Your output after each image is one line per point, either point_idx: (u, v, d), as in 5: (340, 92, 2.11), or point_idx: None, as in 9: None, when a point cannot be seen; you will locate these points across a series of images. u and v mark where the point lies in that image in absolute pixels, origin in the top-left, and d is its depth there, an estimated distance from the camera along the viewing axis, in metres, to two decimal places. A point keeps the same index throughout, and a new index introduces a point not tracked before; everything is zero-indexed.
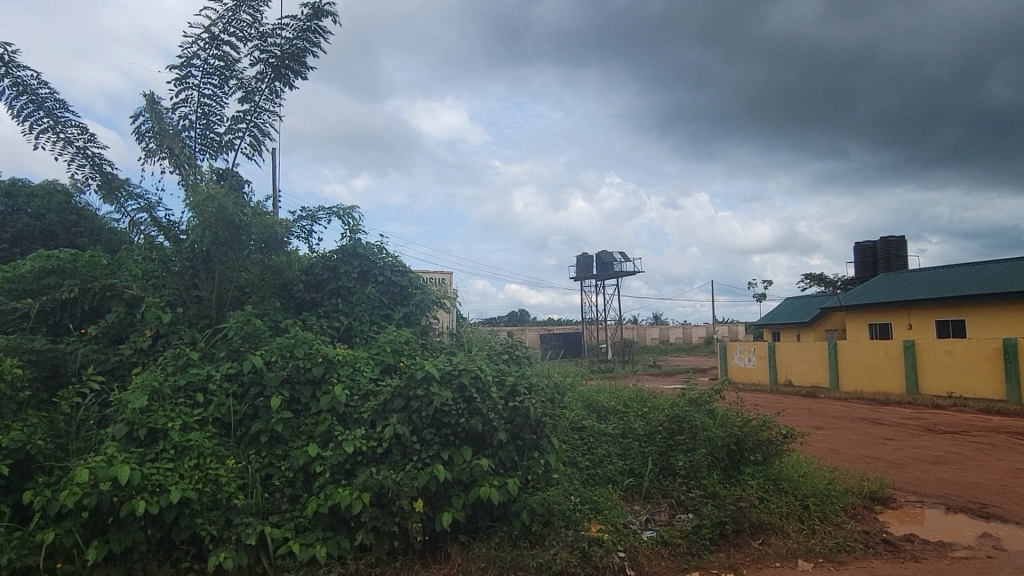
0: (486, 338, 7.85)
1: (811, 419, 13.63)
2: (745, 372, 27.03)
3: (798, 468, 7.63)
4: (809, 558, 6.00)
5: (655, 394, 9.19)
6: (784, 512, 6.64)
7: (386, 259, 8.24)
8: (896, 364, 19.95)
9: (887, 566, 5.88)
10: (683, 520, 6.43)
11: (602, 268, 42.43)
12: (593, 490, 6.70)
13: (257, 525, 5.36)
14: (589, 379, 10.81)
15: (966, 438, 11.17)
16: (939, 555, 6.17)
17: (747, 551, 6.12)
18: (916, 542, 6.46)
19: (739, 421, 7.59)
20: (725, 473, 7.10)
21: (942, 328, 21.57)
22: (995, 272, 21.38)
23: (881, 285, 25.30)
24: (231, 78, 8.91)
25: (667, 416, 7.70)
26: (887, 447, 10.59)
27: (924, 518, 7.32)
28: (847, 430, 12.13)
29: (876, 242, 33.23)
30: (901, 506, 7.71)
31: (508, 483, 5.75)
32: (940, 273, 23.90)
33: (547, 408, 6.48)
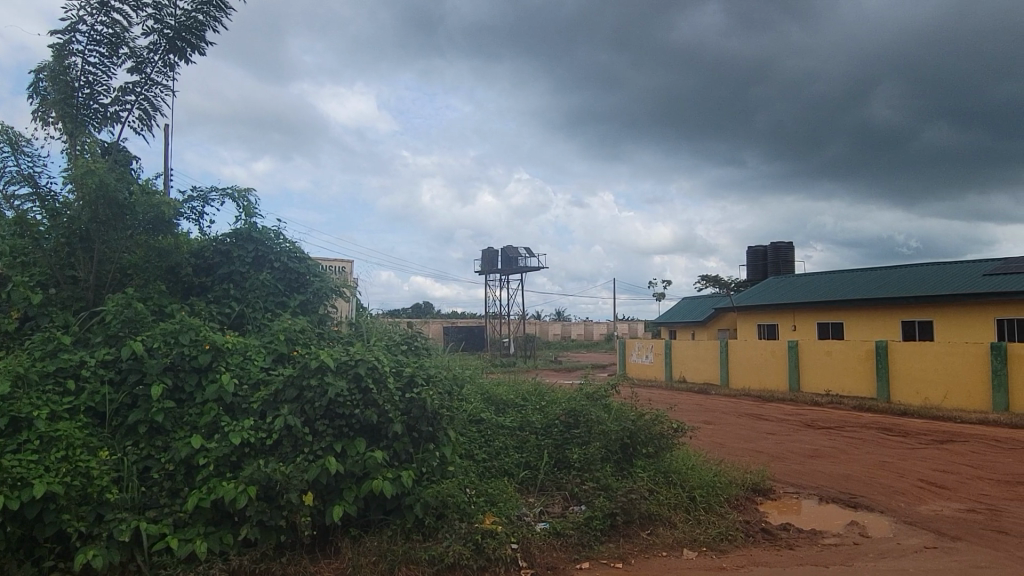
0: (385, 328, 7.71)
1: (701, 415, 14.21)
2: (642, 369, 27.84)
3: (686, 461, 7.90)
4: (694, 547, 6.25)
5: (552, 388, 9.31)
6: (672, 504, 6.86)
7: (283, 245, 7.93)
8: (780, 363, 21.07)
9: (764, 554, 6.19)
10: (575, 512, 6.54)
11: (506, 263, 42.76)
12: (488, 483, 6.70)
13: (131, 521, 5.05)
14: (488, 372, 10.82)
15: (840, 433, 11.92)
16: (811, 542, 6.55)
17: (635, 541, 6.29)
18: (792, 530, 6.82)
19: (632, 415, 7.79)
20: (618, 466, 7.25)
21: (823, 330, 22.96)
22: (872, 279, 22.95)
23: (770, 289, 26.67)
24: (121, 46, 8.35)
25: (564, 410, 7.81)
26: (769, 441, 11.16)
27: (799, 508, 7.76)
28: (733, 425, 12.69)
29: (766, 247, 35.02)
30: (779, 497, 8.14)
31: (402, 476, 5.67)
32: (823, 278, 25.43)
33: (445, 399, 6.42)
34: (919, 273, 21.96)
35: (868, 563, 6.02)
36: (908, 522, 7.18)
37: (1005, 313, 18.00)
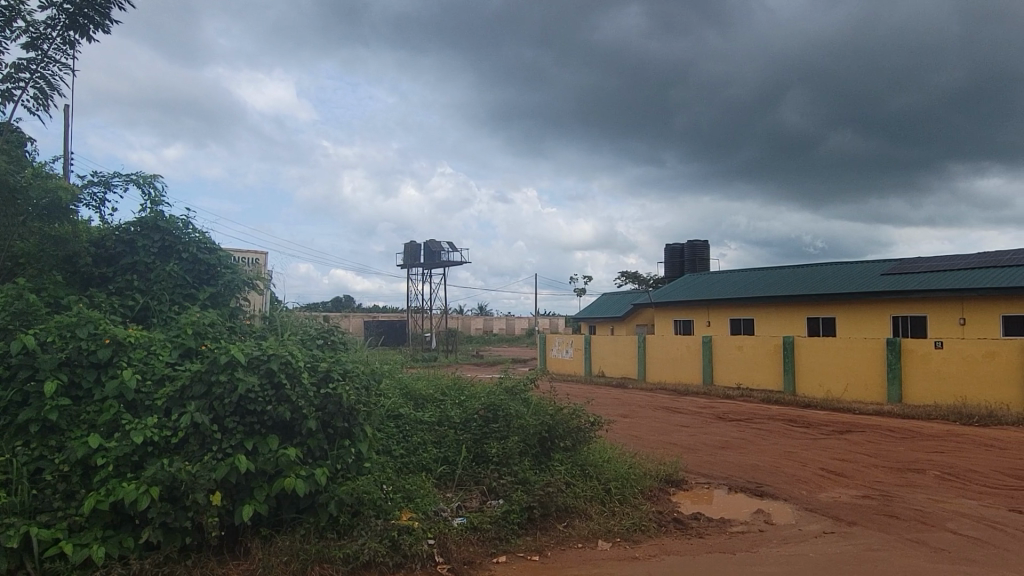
0: (301, 322, 7.50)
1: (618, 408, 14.50)
2: (563, 364, 28.21)
3: (603, 454, 8.05)
4: (608, 538, 6.38)
5: (472, 383, 9.30)
6: (588, 496, 6.98)
7: (193, 235, 7.59)
8: (694, 358, 21.74)
9: (675, 543, 6.38)
10: (493, 506, 6.56)
11: (429, 257, 42.48)
12: (406, 479, 6.63)
13: (20, 527, 4.75)
14: (408, 367, 10.72)
15: (748, 425, 12.41)
16: (720, 530, 6.79)
17: (551, 534, 6.37)
18: (702, 519, 7.05)
19: (550, 409, 7.87)
20: (536, 460, 7.31)
21: (735, 326, 23.84)
22: (781, 277, 23.97)
23: (686, 285, 27.48)
24: (15, 20, 7.80)
25: (483, 404, 7.82)
26: (682, 433, 11.49)
27: (710, 498, 8.02)
28: (649, 418, 13.02)
29: (683, 245, 36.10)
30: (691, 487, 8.40)
31: (317, 474, 5.53)
32: (736, 276, 26.39)
33: (361, 395, 6.29)
34: (824, 271, 23.10)
35: (771, 548, 6.29)
36: (809, 509, 7.54)
37: (900, 310, 19.17)
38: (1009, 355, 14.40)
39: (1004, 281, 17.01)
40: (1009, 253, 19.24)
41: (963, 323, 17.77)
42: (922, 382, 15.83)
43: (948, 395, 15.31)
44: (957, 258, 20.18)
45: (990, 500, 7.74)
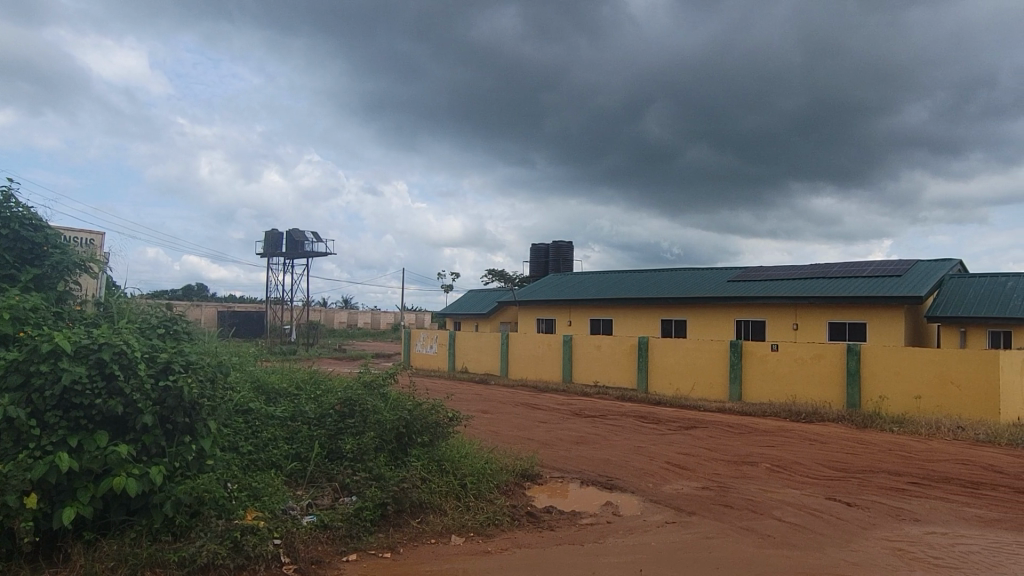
0: (142, 309, 6.97)
1: (479, 404, 14.62)
2: (427, 359, 28.10)
3: (460, 449, 8.07)
4: (462, 532, 6.40)
5: (329, 377, 9.04)
6: (443, 492, 6.97)
7: (16, 210, 6.86)
8: (555, 356, 22.33)
9: (527, 536, 6.50)
10: (345, 503, 6.40)
11: (291, 246, 40.95)
12: (253, 477, 6.32)
13: None
14: (261, 359, 10.25)
15: (603, 421, 12.89)
16: (570, 523, 6.99)
17: (405, 531, 6.30)
18: (554, 513, 7.23)
19: (409, 404, 7.79)
20: (391, 456, 7.20)
21: (595, 326, 24.71)
22: (639, 280, 25.12)
23: (549, 285, 28.18)
24: None
25: (339, 399, 7.61)
26: (540, 428, 11.76)
27: (563, 491, 8.25)
28: (508, 414, 13.22)
29: (549, 245, 37.02)
30: (545, 482, 8.60)
31: (151, 472, 5.15)
32: (597, 278, 27.36)
33: (206, 388, 5.92)
34: (677, 276, 24.47)
35: (617, 539, 6.55)
36: (653, 501, 7.94)
37: (743, 315, 20.64)
38: (833, 358, 15.87)
39: (831, 291, 18.75)
40: (837, 266, 21.25)
41: (796, 328, 19.41)
42: (759, 382, 17.12)
43: (781, 394, 16.66)
44: (793, 269, 22.02)
45: (811, 490, 8.48)
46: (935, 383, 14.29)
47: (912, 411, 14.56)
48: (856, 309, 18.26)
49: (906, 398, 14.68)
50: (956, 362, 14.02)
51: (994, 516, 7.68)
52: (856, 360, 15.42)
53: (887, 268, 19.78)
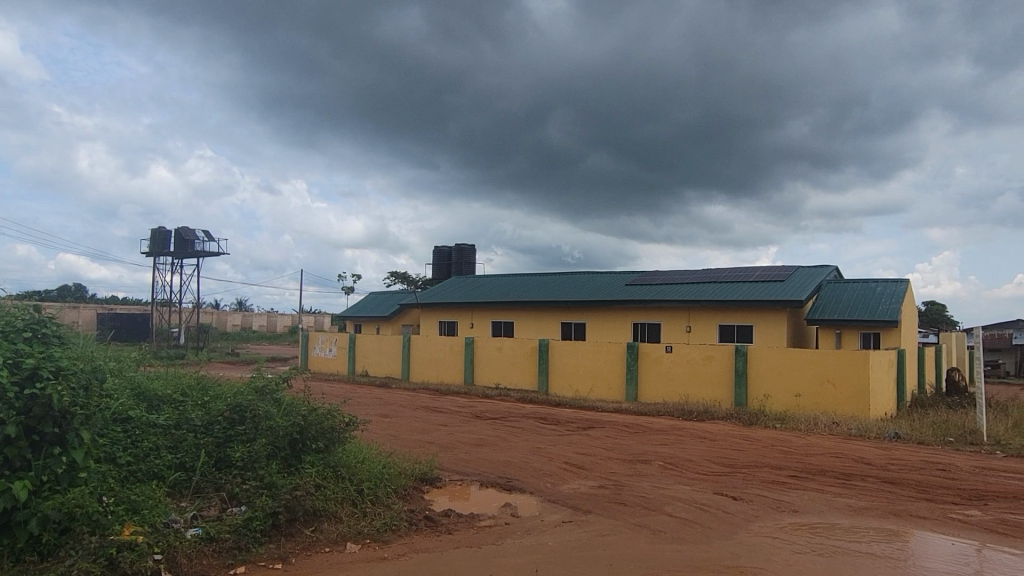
0: (7, 311, 6.43)
1: (378, 408, 14.37)
2: (326, 362, 27.42)
3: (357, 455, 7.90)
4: (357, 540, 6.27)
5: (217, 382, 8.65)
6: (339, 498, 6.81)
7: None
8: (457, 358, 22.29)
9: (424, 540, 6.44)
10: (233, 514, 6.15)
11: (179, 245, 39.02)
12: (131, 489, 5.95)
13: None
14: (144, 364, 9.69)
15: (502, 423, 12.94)
16: (468, 525, 6.98)
17: (298, 540, 6.11)
18: (452, 516, 7.21)
19: (304, 409, 7.56)
20: (284, 463, 6.97)
21: (496, 328, 24.85)
22: (540, 284, 25.45)
23: (451, 288, 28.13)
24: None
25: (228, 405, 7.29)
26: (440, 432, 11.69)
27: (462, 494, 8.24)
28: (407, 417, 13.06)
29: (451, 248, 36.93)
30: (444, 485, 8.56)
31: (15, 488, 4.78)
32: (500, 281, 27.53)
33: (79, 396, 5.53)
34: (578, 280, 24.98)
35: (515, 540, 6.60)
36: (551, 500, 8.06)
37: (640, 317, 21.31)
38: (722, 358, 16.62)
39: (721, 295, 19.65)
40: (726, 271, 22.31)
41: (689, 330, 20.22)
42: (654, 382, 17.71)
43: (674, 393, 17.30)
44: (686, 273, 22.94)
45: (700, 485, 8.85)
46: (814, 382, 15.22)
47: (792, 408, 15.48)
48: (744, 312, 19.21)
49: (788, 396, 15.58)
50: (831, 362, 14.99)
51: (863, 505, 8.27)
52: (744, 360, 16.20)
53: (771, 273, 20.93)
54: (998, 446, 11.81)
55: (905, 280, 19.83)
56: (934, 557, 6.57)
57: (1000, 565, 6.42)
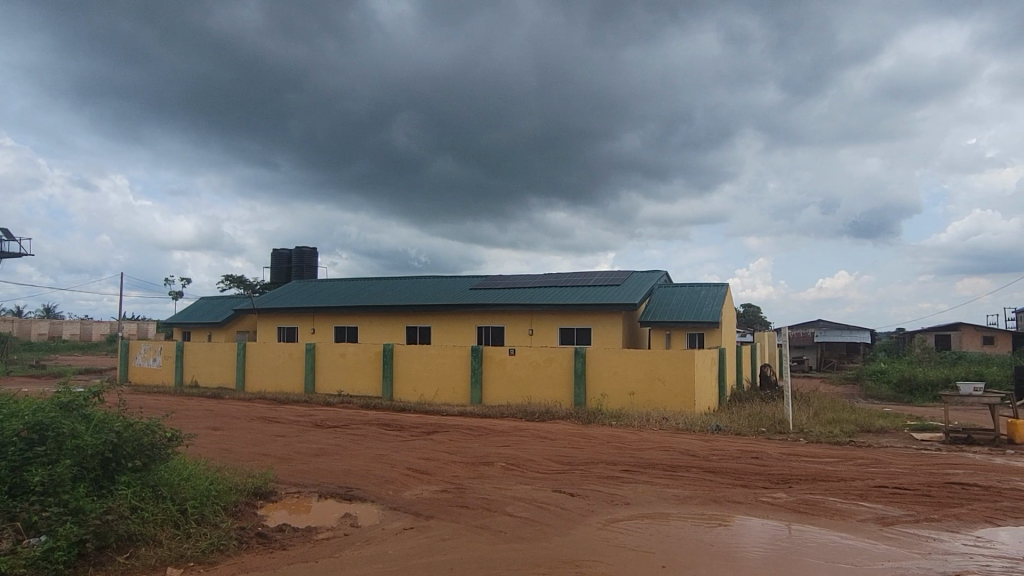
0: None
1: (207, 421, 13.47)
2: (149, 374, 25.34)
3: (181, 471, 7.35)
4: (179, 564, 5.85)
5: (13, 399, 7.67)
6: (159, 521, 6.31)
7: None
8: (296, 365, 21.44)
9: (255, 559, 6.13)
10: (31, 545, 5.52)
11: None
12: None
13: None
14: None
15: (344, 431, 12.61)
16: (305, 539, 6.71)
17: (109, 569, 5.63)
18: (287, 530, 6.90)
19: (117, 425, 6.88)
20: (94, 486, 6.33)
21: (338, 334, 24.19)
22: (384, 288, 25.10)
23: (290, 293, 27.01)
24: None
25: (25, 423, 6.34)
26: (276, 443, 11.16)
27: (298, 507, 7.91)
28: (241, 430, 12.35)
29: (291, 251, 35.54)
30: (280, 498, 8.18)
31: None
32: (342, 285, 26.83)
33: None
34: (422, 284, 24.90)
35: (354, 551, 6.44)
36: (392, 508, 7.94)
37: (484, 321, 21.60)
38: (562, 360, 17.21)
39: (561, 299, 20.36)
40: (566, 275, 23.18)
41: (531, 333, 20.78)
42: (498, 384, 18.02)
43: (518, 395, 17.68)
44: (529, 278, 23.57)
45: (540, 484, 9.10)
46: (645, 381, 16.17)
47: (626, 406, 16.33)
48: (582, 315, 20.04)
49: (622, 394, 16.41)
50: (660, 361, 16.00)
51: (688, 493, 8.87)
52: (582, 362, 16.86)
53: (608, 278, 22.01)
54: (801, 433, 13.14)
55: (724, 285, 21.59)
56: (748, 537, 7.19)
57: (802, 541, 7.12)
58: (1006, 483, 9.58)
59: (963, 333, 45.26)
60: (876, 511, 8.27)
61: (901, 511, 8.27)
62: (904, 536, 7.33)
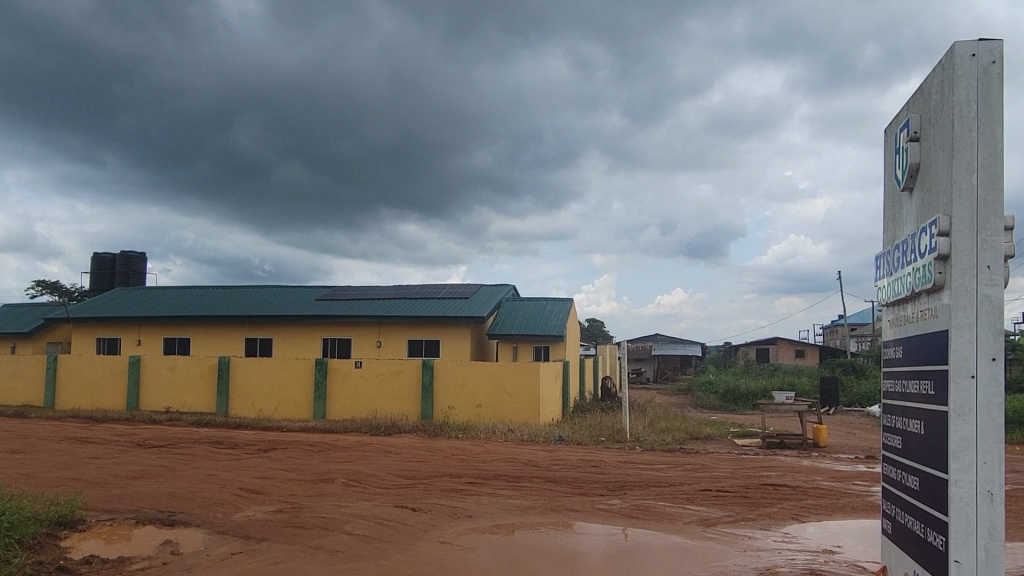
0: None
1: (7, 443, 12.01)
2: None
3: None
4: None
5: None
6: None
7: None
8: (118, 380, 19.68)
9: None
10: None
11: None
12: None
13: None
14: None
15: (170, 451, 11.71)
16: (116, 572, 6.12)
17: None
18: (94, 563, 6.26)
19: None
20: None
21: (168, 346, 22.52)
22: (222, 297, 23.71)
23: (113, 301, 24.81)
24: None
25: None
26: (90, 466, 10.15)
27: (112, 535, 7.22)
28: (47, 452, 11.13)
29: (115, 256, 32.72)
30: (89, 528, 7.43)
31: None
32: (174, 293, 25.04)
33: None
34: (264, 294, 23.78)
35: None
36: (220, 532, 7.44)
37: (330, 333, 20.97)
38: (409, 372, 17.02)
39: (410, 311, 20.19)
40: (415, 287, 23.06)
41: (379, 345, 20.42)
42: (342, 398, 17.51)
43: (363, 409, 17.27)
44: (377, 290, 23.20)
45: (381, 500, 8.91)
46: (492, 393, 16.36)
47: (473, 418, 16.42)
48: (431, 327, 19.99)
49: (469, 406, 16.49)
50: (506, 373, 16.25)
51: (528, 504, 9.02)
52: (430, 374, 16.76)
53: (457, 291, 22.12)
54: (637, 442, 13.82)
55: (569, 300, 22.36)
56: (586, 543, 7.41)
57: (634, 544, 7.44)
58: (810, 483, 10.58)
59: (780, 347, 49.82)
60: (700, 513, 8.83)
61: (722, 512, 8.89)
62: (723, 535, 7.88)
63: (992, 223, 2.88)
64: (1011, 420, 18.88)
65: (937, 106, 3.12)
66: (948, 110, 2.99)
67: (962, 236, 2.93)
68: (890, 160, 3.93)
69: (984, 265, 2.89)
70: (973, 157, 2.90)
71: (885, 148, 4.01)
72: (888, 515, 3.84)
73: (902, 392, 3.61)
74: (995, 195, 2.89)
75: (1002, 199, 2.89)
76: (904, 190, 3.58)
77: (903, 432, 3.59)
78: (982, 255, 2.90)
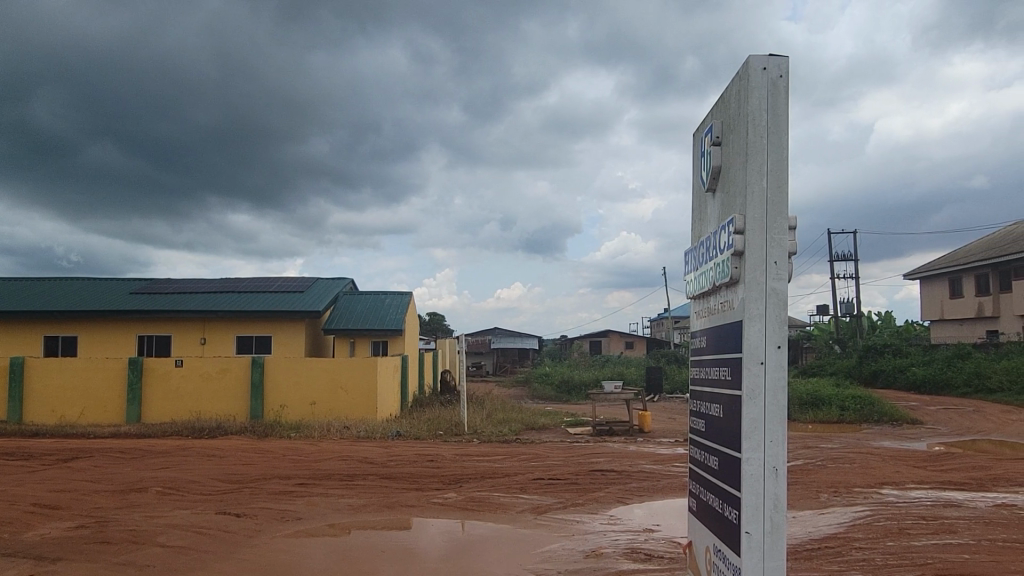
0: None
1: None
2: None
3: None
4: None
5: None
6: None
7: None
8: None
9: None
10: None
11: None
12: None
13: None
14: None
15: None
16: None
17: None
18: None
19: None
20: None
21: None
22: (14, 291, 21.13)
23: None
24: None
25: None
26: None
27: None
28: None
29: None
30: None
31: None
32: None
33: None
34: (69, 287, 21.45)
35: None
36: (7, 554, 6.60)
37: (146, 330, 19.36)
38: (238, 370, 16.10)
39: (238, 306, 19.12)
40: (244, 280, 21.88)
41: (204, 342, 19.16)
42: (161, 401, 16.23)
43: (184, 411, 16.11)
44: (201, 282, 21.72)
45: (201, 507, 8.31)
46: (327, 390, 15.86)
47: (306, 416, 15.84)
48: (262, 323, 19.07)
49: (303, 404, 15.88)
50: (342, 369, 15.83)
51: (362, 502, 8.82)
52: (260, 372, 15.95)
53: (290, 284, 21.24)
54: (473, 434, 13.99)
55: (409, 293, 22.18)
56: (420, 538, 7.35)
57: (468, 536, 7.49)
58: (634, 467, 11.22)
59: (611, 338, 52.55)
60: (532, 501, 9.07)
61: (553, 499, 9.19)
62: (553, 521, 8.13)
63: (779, 223, 3.16)
64: (805, 402, 21.15)
65: (735, 114, 3.36)
66: (744, 118, 3.24)
67: (754, 234, 3.18)
68: (696, 163, 4.20)
69: (772, 261, 3.17)
70: (763, 162, 3.16)
71: (692, 151, 4.28)
72: (694, 493, 4.13)
73: (706, 377, 3.88)
74: (781, 198, 3.17)
75: (787, 201, 3.18)
76: (709, 190, 3.84)
77: (706, 415, 3.87)
78: (770, 251, 3.17)
